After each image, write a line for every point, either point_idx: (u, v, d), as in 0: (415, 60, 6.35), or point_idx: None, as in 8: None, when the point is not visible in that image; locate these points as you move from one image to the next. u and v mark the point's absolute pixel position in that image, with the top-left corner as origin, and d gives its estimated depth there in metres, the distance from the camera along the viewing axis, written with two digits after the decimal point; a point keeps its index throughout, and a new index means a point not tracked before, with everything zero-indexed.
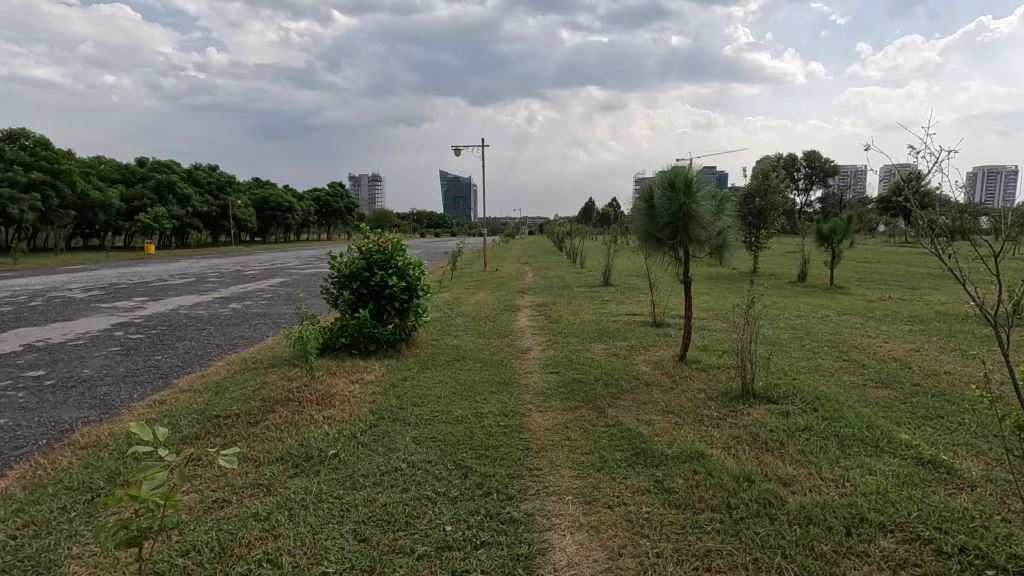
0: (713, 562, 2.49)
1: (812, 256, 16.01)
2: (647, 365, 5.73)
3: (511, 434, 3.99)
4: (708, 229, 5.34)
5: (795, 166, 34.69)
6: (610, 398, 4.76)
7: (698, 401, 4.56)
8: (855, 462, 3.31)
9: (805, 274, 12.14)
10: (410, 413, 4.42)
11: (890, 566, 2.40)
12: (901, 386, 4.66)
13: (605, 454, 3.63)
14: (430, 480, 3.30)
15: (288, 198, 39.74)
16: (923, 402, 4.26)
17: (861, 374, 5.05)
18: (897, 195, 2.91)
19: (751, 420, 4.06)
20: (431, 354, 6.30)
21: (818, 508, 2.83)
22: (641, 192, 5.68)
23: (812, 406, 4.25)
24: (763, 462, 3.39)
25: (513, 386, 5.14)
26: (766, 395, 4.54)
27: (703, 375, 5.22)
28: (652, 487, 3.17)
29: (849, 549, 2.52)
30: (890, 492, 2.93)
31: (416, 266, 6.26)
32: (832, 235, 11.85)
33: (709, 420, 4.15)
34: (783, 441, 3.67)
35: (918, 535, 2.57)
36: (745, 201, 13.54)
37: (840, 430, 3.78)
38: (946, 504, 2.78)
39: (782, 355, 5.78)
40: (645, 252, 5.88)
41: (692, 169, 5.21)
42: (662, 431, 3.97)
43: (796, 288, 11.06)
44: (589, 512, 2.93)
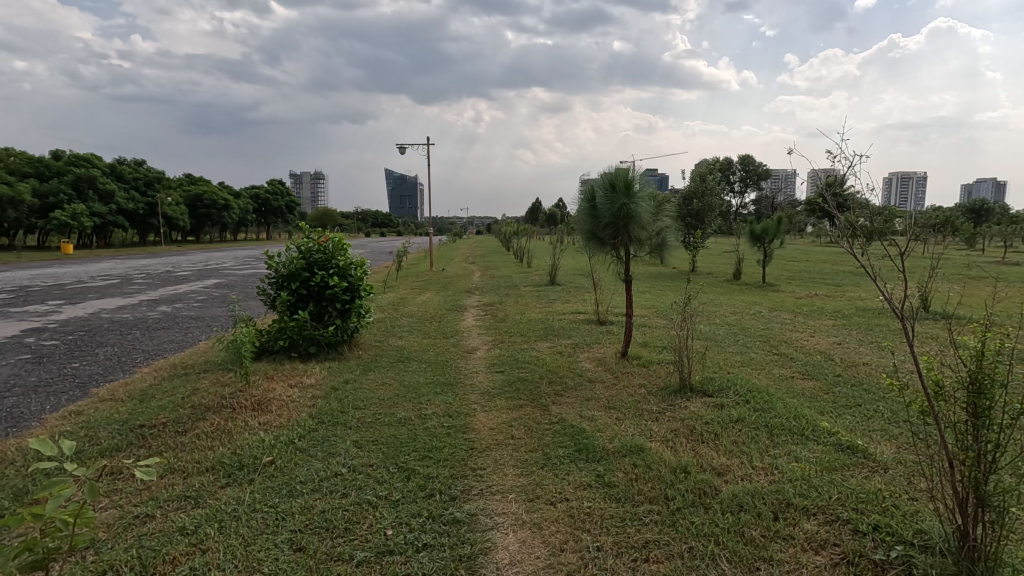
0: (651, 553, 2.56)
1: (746, 255, 16.84)
2: (591, 363, 5.81)
3: (455, 435, 3.96)
4: (648, 229, 5.49)
5: (731, 170, 36.39)
6: (555, 396, 4.80)
7: (639, 396, 4.69)
8: (783, 451, 3.49)
9: (740, 272, 12.74)
10: (351, 417, 4.30)
11: (812, 547, 2.54)
12: (825, 377, 4.96)
13: (548, 451, 3.66)
14: (371, 484, 3.23)
15: (224, 196, 38.00)
16: (844, 391, 4.55)
17: (790, 367, 5.33)
18: (821, 197, 3.09)
19: (688, 413, 4.21)
20: (375, 356, 6.16)
21: (749, 496, 2.96)
22: (584, 192, 5.77)
23: (744, 398, 4.46)
24: (698, 454, 3.52)
25: (458, 387, 5.10)
26: (703, 389, 4.72)
27: (644, 371, 5.35)
28: (594, 482, 3.23)
29: (776, 533, 2.65)
30: (813, 477, 3.11)
31: (358, 266, 6.09)
32: (764, 235, 12.48)
33: (648, 414, 4.28)
34: (717, 433, 3.82)
35: (837, 516, 2.73)
36: (684, 203, 14.07)
37: (770, 420, 3.97)
38: (863, 486, 2.97)
39: (717, 350, 6.02)
40: (588, 252, 5.98)
41: (633, 170, 5.34)
42: (604, 427, 4.05)
43: (731, 285, 11.57)
44: (532, 510, 2.94)
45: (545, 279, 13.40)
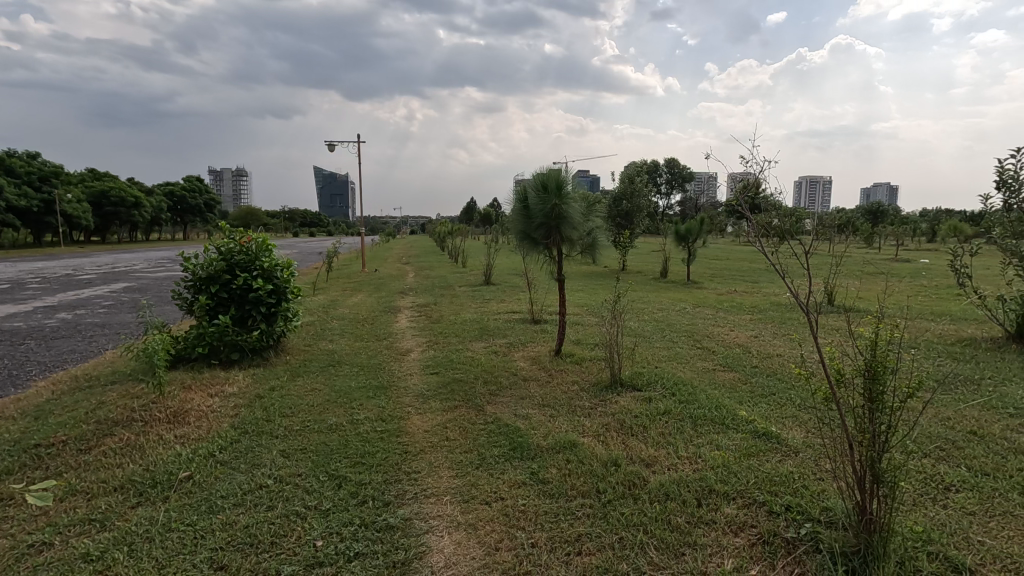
0: (584, 546, 2.62)
1: (672, 254, 17.60)
2: (525, 362, 5.87)
3: (388, 439, 3.88)
4: (580, 229, 5.62)
5: (657, 173, 37.92)
6: (490, 396, 4.81)
7: (571, 393, 4.80)
8: (706, 440, 3.67)
9: (667, 271, 13.30)
10: (277, 425, 4.12)
11: (732, 530, 2.69)
12: (743, 368, 5.27)
13: (483, 451, 3.66)
14: (299, 495, 3.11)
15: (133, 193, 35.27)
16: (760, 382, 4.85)
17: (712, 360, 5.62)
18: (738, 199, 3.28)
19: (618, 408, 4.35)
20: (303, 360, 5.93)
21: (675, 485, 3.10)
22: (517, 193, 5.82)
23: (670, 391, 4.66)
24: (628, 447, 3.65)
25: (391, 390, 5.00)
26: (632, 383, 4.89)
27: (577, 369, 5.47)
28: (528, 480, 3.26)
29: (700, 518, 2.79)
30: (732, 464, 3.29)
31: (284, 267, 5.84)
32: (688, 235, 13.10)
33: (581, 410, 4.38)
34: (645, 425, 3.97)
35: (754, 500, 2.91)
36: (614, 204, 14.51)
37: (694, 411, 4.17)
38: (777, 470, 3.18)
39: (645, 345, 6.26)
40: (521, 251, 6.04)
41: (564, 171, 5.43)
42: (538, 424, 4.11)
43: (659, 283, 12.06)
44: (467, 511, 2.94)
45: (480, 279, 13.41)
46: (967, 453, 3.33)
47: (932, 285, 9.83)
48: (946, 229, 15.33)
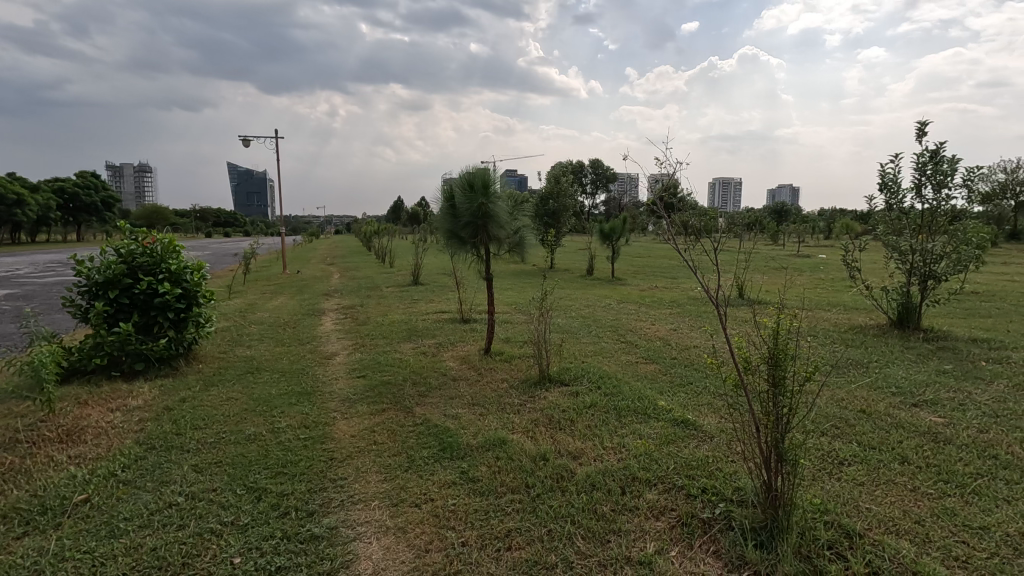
0: (513, 540, 2.65)
1: (597, 252, 18.15)
2: (455, 361, 5.84)
3: (313, 447, 3.74)
4: (506, 228, 5.66)
5: (582, 174, 38.94)
6: (419, 397, 4.75)
7: (501, 390, 4.84)
8: (629, 430, 3.82)
9: (592, 268, 13.69)
10: (189, 439, 3.85)
11: (654, 514, 2.82)
12: (663, 360, 5.53)
13: (412, 453, 3.62)
14: (214, 511, 2.92)
15: (15, 189, 31.70)
16: (679, 372, 5.11)
17: (635, 353, 5.85)
18: (656, 199, 3.44)
19: (547, 403, 4.44)
20: (218, 369, 5.59)
21: (601, 475, 3.20)
22: (443, 191, 5.77)
23: (596, 385, 4.81)
24: (557, 441, 3.73)
25: (316, 395, 4.82)
26: (559, 378, 5.00)
27: (506, 366, 5.52)
28: (458, 479, 3.26)
29: (624, 505, 2.90)
30: (653, 451, 3.45)
31: (194, 270, 5.47)
32: (613, 233, 13.55)
33: (510, 407, 4.43)
34: (572, 419, 4.08)
35: (674, 484, 3.06)
36: (541, 203, 14.74)
37: (618, 403, 4.33)
38: (694, 455, 3.37)
39: (572, 341, 6.42)
40: (449, 251, 6.01)
41: (490, 170, 5.45)
42: (468, 423, 4.10)
43: (585, 280, 12.40)
44: (396, 515, 2.89)
45: (408, 279, 13.19)
46: (857, 430, 3.67)
47: (827, 279, 10.76)
48: (840, 227, 16.81)
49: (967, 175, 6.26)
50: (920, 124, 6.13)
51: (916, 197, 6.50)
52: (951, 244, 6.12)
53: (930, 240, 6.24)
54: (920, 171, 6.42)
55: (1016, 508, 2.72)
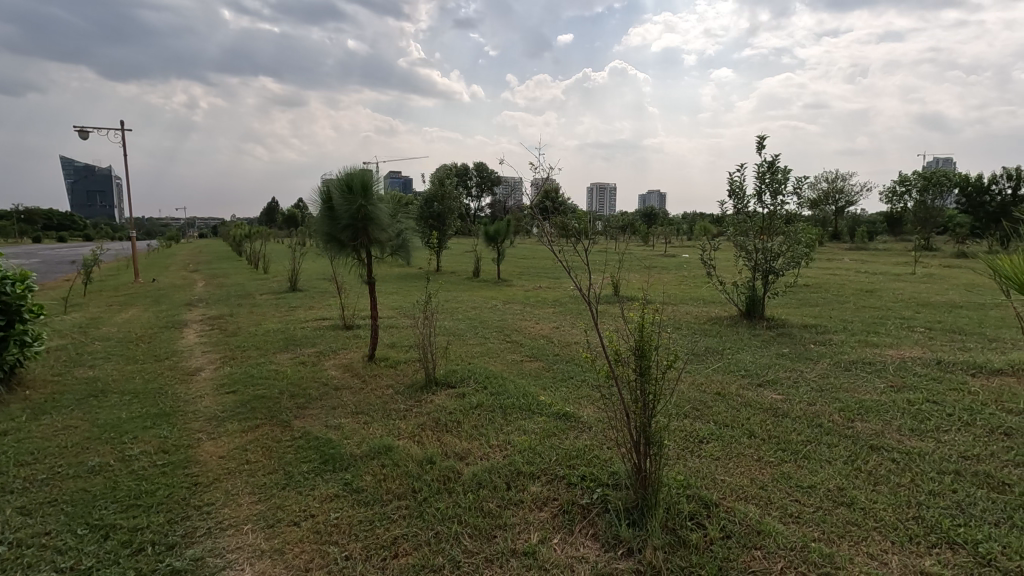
0: (400, 547, 2.61)
1: (484, 254, 18.39)
2: (337, 370, 5.60)
3: (173, 473, 3.38)
4: (389, 231, 5.55)
5: (467, 176, 39.23)
6: (297, 410, 4.49)
7: (387, 397, 4.73)
8: (514, 427, 3.93)
9: (479, 270, 13.83)
10: (13, 478, 3.30)
11: (537, 506, 2.93)
12: (546, 357, 5.75)
13: (290, 469, 3.41)
14: (46, 558, 2.54)
15: None
16: (561, 368, 5.35)
17: (520, 352, 6.02)
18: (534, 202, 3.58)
19: (433, 406, 4.42)
20: (52, 394, 4.84)
21: (487, 473, 3.26)
22: (320, 192, 5.51)
23: (482, 385, 4.88)
24: (443, 443, 3.73)
25: (177, 416, 4.36)
26: (446, 381, 5.00)
27: (392, 372, 5.40)
28: (341, 492, 3.13)
29: (509, 500, 2.98)
30: (536, 445, 3.58)
31: (18, 281, 4.69)
32: (498, 236, 13.80)
33: (396, 413, 4.35)
34: (459, 420, 4.10)
35: (555, 475, 3.21)
36: (426, 205, 14.58)
37: (504, 401, 4.43)
38: (575, 445, 3.55)
39: (459, 343, 6.45)
40: (327, 254, 5.74)
41: (370, 171, 5.30)
42: (351, 433, 3.96)
43: (472, 282, 12.50)
44: (272, 536, 2.71)
45: (285, 285, 12.39)
46: (715, 410, 4.09)
47: (690, 275, 11.87)
48: (700, 228, 18.54)
49: (796, 184, 7.24)
50: (758, 138, 6.99)
51: (758, 202, 7.39)
52: (786, 244, 7.05)
53: (770, 240, 7.14)
54: (760, 180, 7.31)
55: (835, 467, 3.21)
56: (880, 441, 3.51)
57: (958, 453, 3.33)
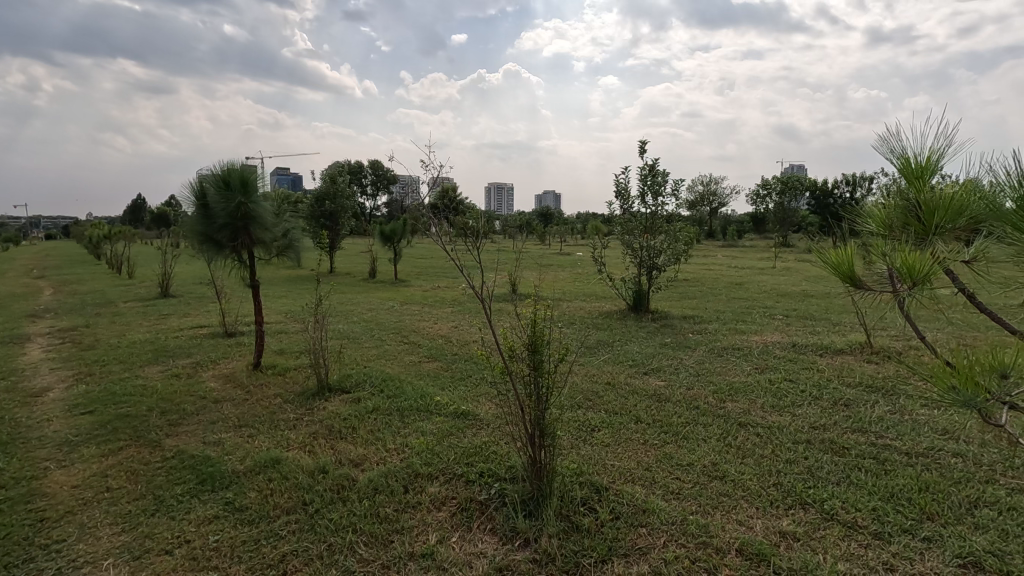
0: (288, 565, 2.46)
1: (381, 254, 17.89)
2: (216, 381, 5.15)
3: (10, 511, 2.92)
4: (273, 231, 5.21)
5: (362, 175, 37.93)
6: (169, 427, 4.08)
7: (274, 406, 4.45)
8: (411, 429, 3.87)
9: (375, 271, 13.42)
10: None
11: (436, 506, 2.90)
12: (445, 357, 5.72)
13: (160, 493, 3.09)
14: None
15: None
16: (459, 366, 5.35)
17: (418, 353, 5.94)
18: (429, 200, 3.56)
19: (326, 413, 4.22)
20: None
21: (383, 477, 3.17)
22: (192, 188, 5.04)
23: (379, 388, 4.75)
24: (337, 451, 3.58)
25: (17, 445, 3.78)
26: (340, 386, 4.80)
27: (280, 380, 5.07)
28: (221, 512, 2.89)
29: (407, 503, 2.93)
30: (434, 446, 3.55)
31: None
32: (394, 236, 13.48)
33: (285, 423, 4.10)
34: (354, 426, 3.95)
35: (454, 473, 3.20)
36: (316, 204, 13.82)
37: (401, 404, 4.34)
38: (473, 443, 3.56)
39: (354, 346, 6.22)
40: (202, 256, 5.27)
41: (249, 166, 4.93)
42: (233, 448, 3.67)
43: (367, 283, 12.11)
44: (139, 569, 2.44)
45: (155, 291, 11.20)
46: (605, 400, 4.30)
47: (583, 273, 12.41)
48: (592, 228, 19.37)
49: (674, 186, 7.83)
50: (640, 143, 7.45)
51: (641, 203, 7.89)
52: (667, 242, 7.60)
53: (652, 239, 7.65)
54: (643, 182, 7.80)
55: (710, 444, 3.51)
56: (746, 419, 3.90)
57: (809, 424, 3.78)
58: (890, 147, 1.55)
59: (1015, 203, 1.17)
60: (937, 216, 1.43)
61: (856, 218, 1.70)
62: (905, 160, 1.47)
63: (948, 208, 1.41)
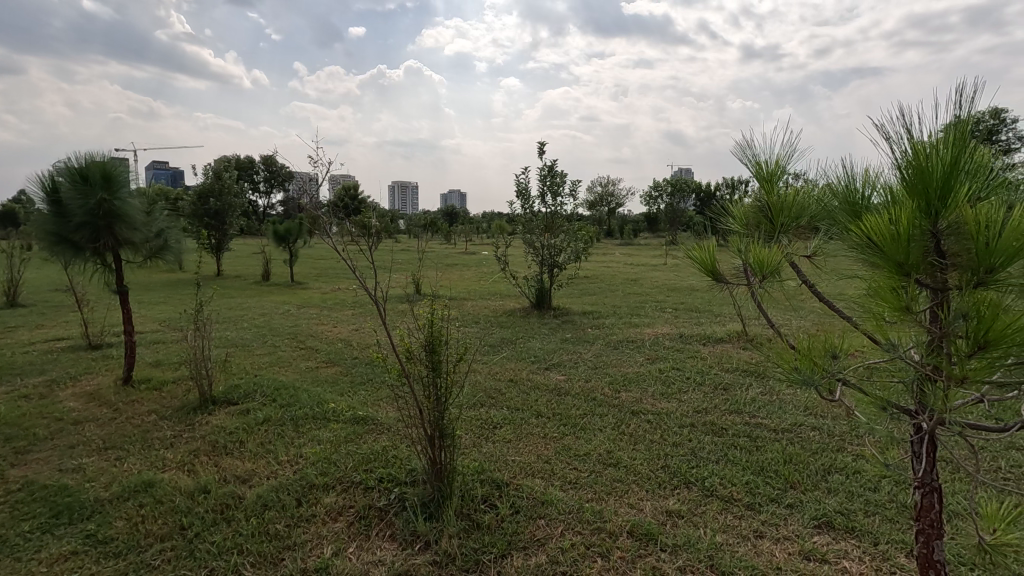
0: None
1: (275, 255, 16.85)
2: (77, 400, 4.57)
3: None
4: (143, 231, 4.70)
5: (253, 170, 35.41)
6: (15, 456, 3.56)
7: (148, 424, 4.03)
8: (306, 438, 3.68)
9: (269, 273, 12.61)
10: None
11: (331, 518, 2.78)
12: (344, 361, 5.51)
13: (3, 533, 2.69)
14: None
15: None
16: (359, 370, 5.18)
17: (315, 358, 5.67)
18: (328, 199, 3.42)
19: (209, 428, 3.90)
20: None
21: (274, 492, 2.98)
22: (41, 182, 4.43)
23: (271, 397, 4.46)
24: (222, 468, 3.32)
25: None
26: (226, 398, 4.45)
27: (155, 395, 4.60)
28: (81, 547, 2.57)
29: (300, 517, 2.78)
30: (330, 454, 3.40)
31: None
32: (289, 235, 12.74)
33: (160, 442, 3.73)
34: (242, 440, 3.69)
35: (351, 482, 3.08)
36: (199, 201, 12.68)
37: (295, 412, 4.11)
38: (372, 448, 3.46)
39: (243, 354, 5.81)
40: (55, 259, 4.64)
41: (110, 158, 4.41)
42: (97, 473, 3.28)
43: (260, 287, 11.35)
44: None
45: None
46: (507, 397, 4.36)
47: (488, 271, 12.50)
48: (497, 227, 19.55)
49: (572, 187, 8.11)
50: (538, 144, 7.64)
51: (541, 203, 8.09)
52: (566, 241, 7.87)
53: (553, 238, 7.88)
54: (542, 182, 8.00)
55: (604, 433, 3.68)
56: (638, 407, 4.14)
57: (693, 409, 4.09)
58: (746, 151, 1.69)
59: (843, 204, 1.33)
60: (783, 216, 1.60)
61: (720, 217, 1.85)
62: (757, 163, 1.61)
63: (791, 209, 1.58)
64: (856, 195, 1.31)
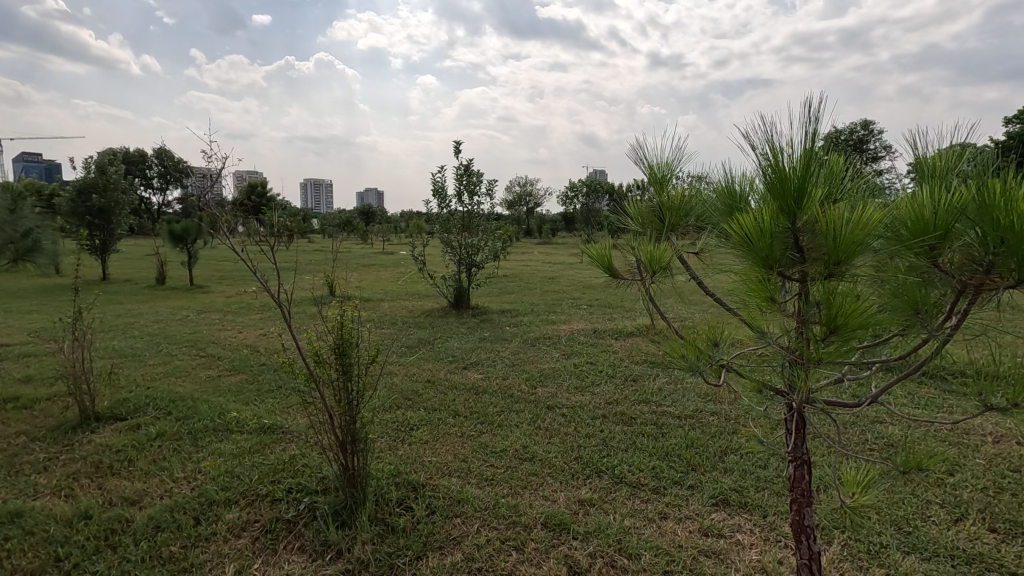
0: None
1: (171, 256, 15.54)
2: None
3: None
4: (7, 230, 4.17)
5: (145, 164, 32.46)
6: None
7: (16, 448, 3.58)
8: (207, 452, 3.44)
9: (164, 277, 11.62)
10: None
11: (234, 534, 2.62)
12: (250, 368, 5.21)
13: None
14: None
15: None
16: (266, 377, 4.91)
17: (217, 366, 5.31)
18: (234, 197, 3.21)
19: (92, 447, 3.53)
20: None
21: (168, 512, 2.76)
22: None
23: (165, 410, 4.12)
24: (107, 490, 3.03)
25: None
26: (112, 414, 4.05)
27: (24, 415, 4.10)
28: None
29: (199, 537, 2.60)
30: (233, 467, 3.20)
31: None
32: (187, 236, 11.81)
33: (31, 467, 3.33)
34: (131, 458, 3.38)
35: (257, 495, 2.92)
36: (79, 198, 11.43)
37: (193, 425, 3.83)
38: (279, 458, 3.30)
39: (133, 365, 5.32)
40: None
41: None
42: None
43: (154, 291, 10.44)
44: None
45: None
46: (424, 398, 4.31)
47: (406, 272, 12.29)
48: (415, 227, 19.27)
49: (488, 187, 8.15)
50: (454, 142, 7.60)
51: (458, 202, 8.06)
52: (483, 240, 7.89)
53: (470, 237, 7.88)
54: (459, 181, 7.97)
55: (521, 429, 3.74)
56: (554, 401, 4.24)
57: (605, 400, 4.25)
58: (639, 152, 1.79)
59: (720, 204, 1.45)
60: (671, 216, 1.71)
61: (617, 216, 1.94)
62: (648, 165, 1.71)
63: (678, 209, 1.70)
64: (731, 197, 1.43)
